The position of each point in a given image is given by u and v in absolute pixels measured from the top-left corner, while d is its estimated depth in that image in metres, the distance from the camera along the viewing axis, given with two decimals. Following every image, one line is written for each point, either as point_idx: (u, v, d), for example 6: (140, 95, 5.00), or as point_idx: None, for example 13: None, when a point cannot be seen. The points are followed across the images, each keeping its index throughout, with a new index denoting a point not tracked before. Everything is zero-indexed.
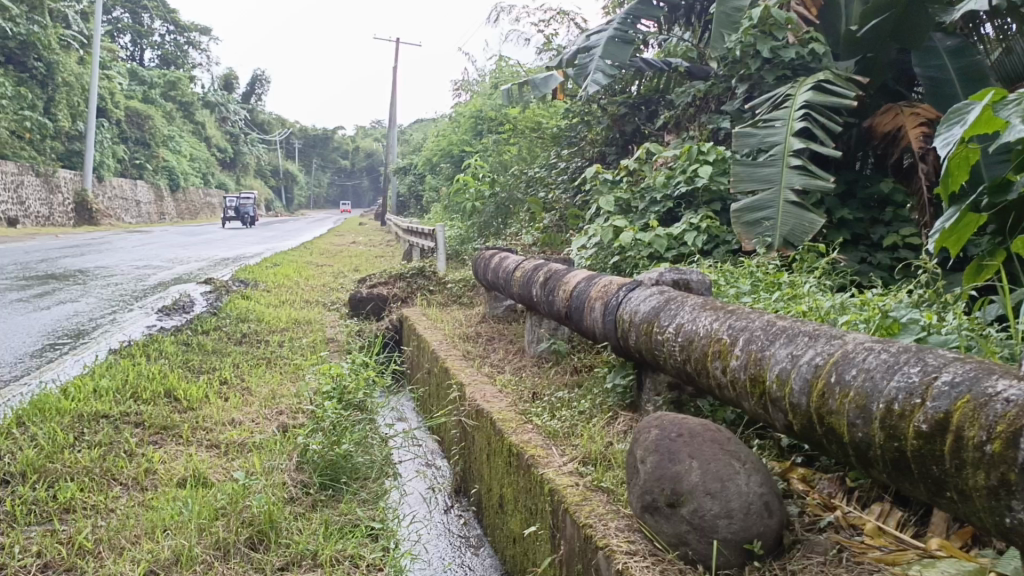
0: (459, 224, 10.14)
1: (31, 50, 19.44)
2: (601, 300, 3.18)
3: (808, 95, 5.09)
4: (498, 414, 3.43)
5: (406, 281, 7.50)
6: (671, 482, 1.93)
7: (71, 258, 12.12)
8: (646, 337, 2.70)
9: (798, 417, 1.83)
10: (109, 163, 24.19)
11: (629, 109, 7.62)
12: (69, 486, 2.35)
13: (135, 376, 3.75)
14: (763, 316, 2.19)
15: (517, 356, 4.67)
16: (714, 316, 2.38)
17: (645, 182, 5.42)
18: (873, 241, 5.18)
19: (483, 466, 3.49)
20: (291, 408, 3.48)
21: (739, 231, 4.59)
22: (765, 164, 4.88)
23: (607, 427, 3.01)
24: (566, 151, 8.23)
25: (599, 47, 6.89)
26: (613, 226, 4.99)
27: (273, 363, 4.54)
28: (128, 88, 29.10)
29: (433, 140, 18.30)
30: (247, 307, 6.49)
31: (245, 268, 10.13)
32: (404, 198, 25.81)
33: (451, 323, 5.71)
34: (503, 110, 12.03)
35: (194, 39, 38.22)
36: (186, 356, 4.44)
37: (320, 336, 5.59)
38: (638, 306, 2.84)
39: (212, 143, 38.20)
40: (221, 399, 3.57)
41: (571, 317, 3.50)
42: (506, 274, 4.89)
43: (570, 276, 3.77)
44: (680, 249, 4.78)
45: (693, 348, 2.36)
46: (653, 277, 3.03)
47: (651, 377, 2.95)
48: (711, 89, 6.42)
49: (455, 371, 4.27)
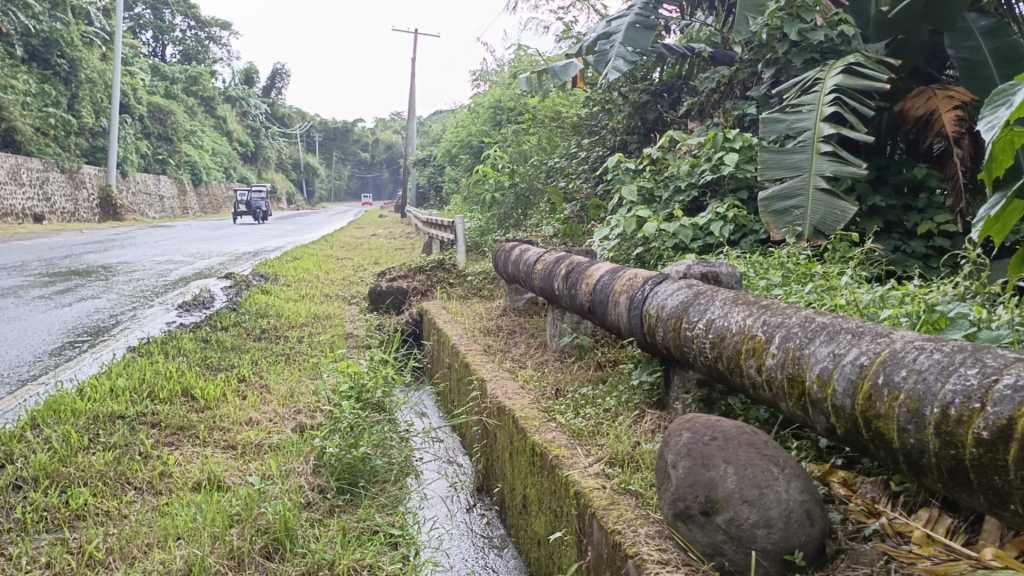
0: (479, 216, 10.05)
1: (55, 47, 19.59)
2: (626, 295, 3.07)
3: (839, 78, 4.92)
4: (520, 411, 3.34)
5: (426, 274, 7.42)
6: (705, 489, 1.82)
7: (95, 254, 12.19)
8: (673, 333, 2.58)
9: (841, 420, 1.72)
10: (133, 158, 24.37)
11: (652, 96, 7.48)
12: (81, 492, 2.30)
13: (152, 375, 3.70)
14: (801, 312, 2.07)
15: (539, 351, 4.58)
16: (746, 311, 2.26)
17: (669, 171, 5.29)
18: (907, 229, 5.02)
19: (506, 465, 3.40)
20: (309, 407, 3.41)
21: (767, 220, 4.46)
22: (794, 151, 4.72)
23: (634, 426, 2.91)
24: (588, 140, 8.10)
25: (621, 32, 6.78)
26: (637, 216, 4.87)
27: (292, 360, 4.48)
28: (150, 84, 29.29)
29: (452, 132, 18.22)
30: (267, 302, 6.45)
31: (266, 262, 10.10)
32: (424, 190, 25.76)
33: (471, 317, 5.62)
34: (522, 99, 11.90)
35: (215, 34, 38.39)
36: (204, 353, 4.40)
37: (340, 331, 5.53)
38: (664, 301, 2.73)
39: (233, 138, 38.38)
40: (238, 398, 3.51)
41: (595, 311, 3.39)
42: (526, 267, 4.79)
43: (593, 269, 3.66)
44: (706, 240, 4.65)
45: (724, 345, 2.24)
46: (679, 270, 2.91)
47: (679, 373, 2.84)
48: (736, 74, 6.27)
49: (476, 366, 4.19)
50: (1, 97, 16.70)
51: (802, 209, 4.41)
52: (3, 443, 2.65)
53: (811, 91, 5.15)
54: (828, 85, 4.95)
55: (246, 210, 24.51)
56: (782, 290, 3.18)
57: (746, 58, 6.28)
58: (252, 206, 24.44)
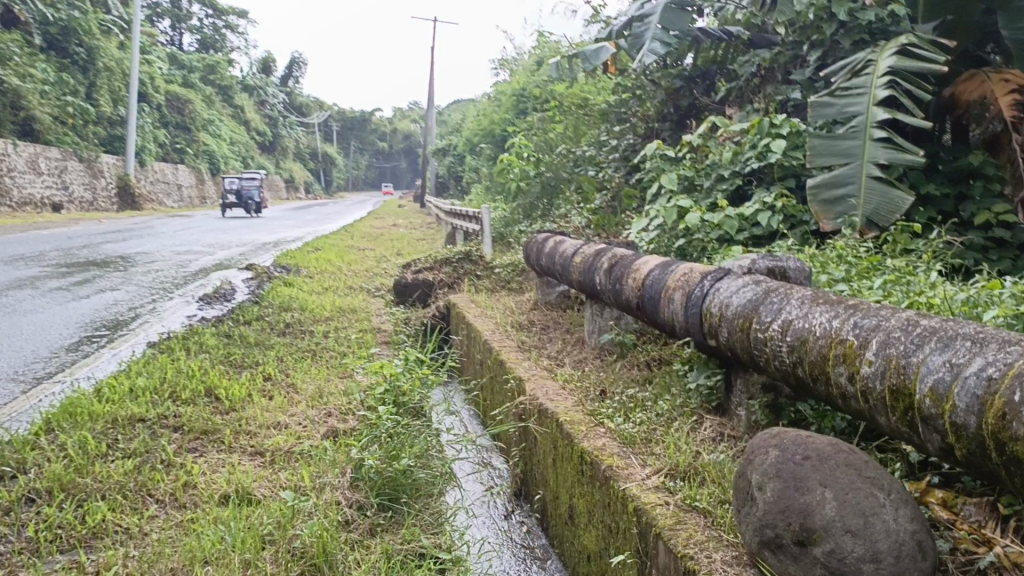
0: (503, 206, 9.83)
1: (73, 36, 19.58)
2: (681, 291, 2.85)
3: (892, 60, 4.56)
4: (564, 414, 3.13)
5: (452, 266, 7.20)
6: (799, 515, 1.61)
7: (113, 243, 12.09)
8: (740, 334, 2.36)
9: (963, 441, 1.49)
10: (151, 148, 24.32)
11: (685, 82, 7.23)
12: (99, 507, 2.16)
13: (174, 374, 3.53)
14: (899, 313, 1.84)
15: (576, 347, 4.37)
16: (830, 311, 2.03)
17: (710, 159, 5.05)
18: (963, 219, 4.66)
19: (548, 471, 3.20)
20: (340, 409, 3.22)
21: (816, 210, 4.15)
22: (845, 137, 4.38)
23: (692, 433, 2.69)
24: (617, 128, 7.86)
25: (656, 14, 6.54)
26: (678, 206, 4.64)
27: (319, 357, 4.30)
28: (168, 72, 29.27)
29: (472, 121, 17.97)
30: (290, 295, 6.27)
31: (287, 253, 9.93)
32: (444, 179, 25.55)
33: (502, 311, 5.41)
34: (547, 87, 11.66)
35: (233, 23, 38.35)
36: (228, 350, 4.22)
37: (367, 325, 5.35)
38: (728, 298, 2.51)
39: (252, 127, 38.34)
40: (265, 399, 3.34)
41: (644, 308, 3.17)
42: (562, 261, 4.58)
43: (639, 263, 3.44)
44: (753, 231, 4.40)
45: (805, 350, 2.03)
46: (743, 264, 2.69)
47: (741, 376, 2.62)
48: (777, 58, 5.99)
49: (512, 364, 3.98)
50: (21, 86, 16.67)
51: (853, 199, 4.10)
52: (15, 451, 2.50)
53: (862, 73, 4.80)
54: (880, 67, 4.60)
55: (236, 202, 21.47)
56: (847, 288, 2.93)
57: (787, 41, 6.01)
58: (245, 199, 21.45)
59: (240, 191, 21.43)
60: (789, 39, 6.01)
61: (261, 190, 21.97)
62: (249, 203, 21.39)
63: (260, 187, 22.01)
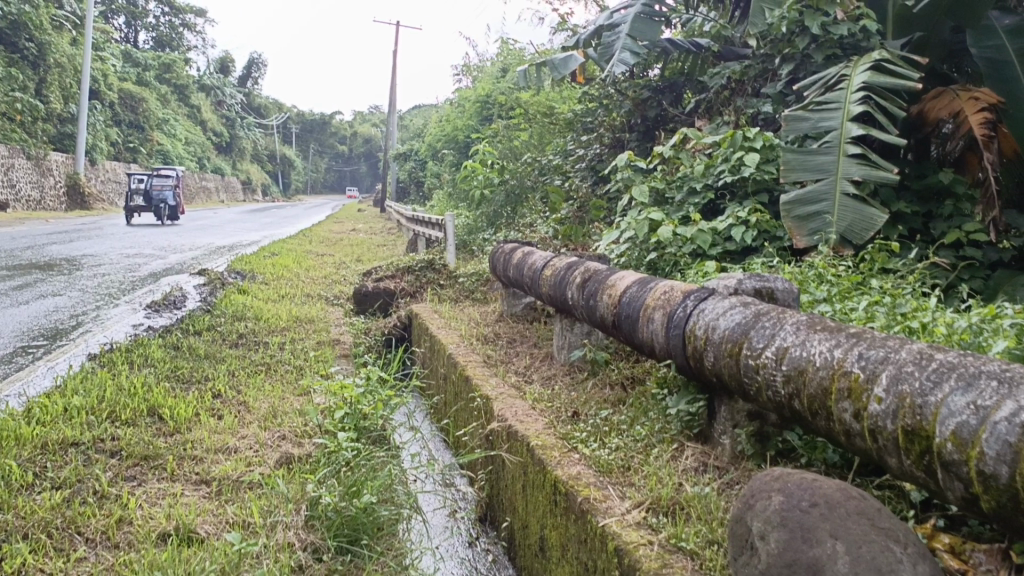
0: (466, 213, 9.63)
1: (23, 31, 18.96)
2: (662, 310, 2.70)
3: (866, 74, 4.44)
4: (535, 437, 2.96)
5: (415, 275, 6.97)
6: (807, 571, 1.45)
7: (60, 245, 11.63)
8: (729, 359, 2.22)
9: (991, 493, 1.35)
10: (103, 146, 23.60)
11: (653, 93, 7.13)
12: (19, 550, 1.94)
13: (114, 390, 3.28)
14: (909, 345, 1.70)
15: (544, 364, 4.19)
16: (830, 340, 1.88)
17: (682, 171, 4.92)
18: (932, 237, 4.49)
19: (517, 498, 3.02)
20: (294, 432, 3.01)
21: (788, 224, 4.00)
22: (819, 152, 4.24)
23: (673, 462, 2.53)
24: (584, 137, 7.73)
25: (627, 23, 6.46)
26: (650, 219, 4.51)
27: (273, 371, 4.06)
28: (121, 70, 28.47)
29: (434, 126, 17.71)
30: (244, 304, 6.00)
31: (242, 258, 9.61)
32: (404, 184, 25.24)
33: (465, 322, 5.22)
34: (512, 94, 11.51)
35: (190, 22, 37.55)
36: (175, 363, 3.96)
37: (325, 336, 5.12)
38: (714, 321, 2.37)
39: (208, 127, 37.58)
40: (214, 419, 3.11)
41: (622, 327, 3.02)
42: (531, 273, 4.41)
43: (615, 278, 3.28)
44: (725, 246, 4.28)
45: (801, 381, 1.89)
46: (729, 283, 2.54)
47: (725, 404, 2.47)
48: (747, 70, 5.89)
49: (478, 382, 3.79)
50: None
51: (827, 215, 3.96)
52: None
53: (835, 88, 4.67)
54: (854, 81, 4.47)
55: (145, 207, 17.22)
56: (833, 311, 2.80)
57: (758, 53, 5.93)
58: (148, 199, 16.90)
59: (149, 191, 17.25)
60: (760, 51, 5.93)
61: (175, 191, 17.73)
62: (161, 206, 17.07)
63: (173, 188, 17.68)
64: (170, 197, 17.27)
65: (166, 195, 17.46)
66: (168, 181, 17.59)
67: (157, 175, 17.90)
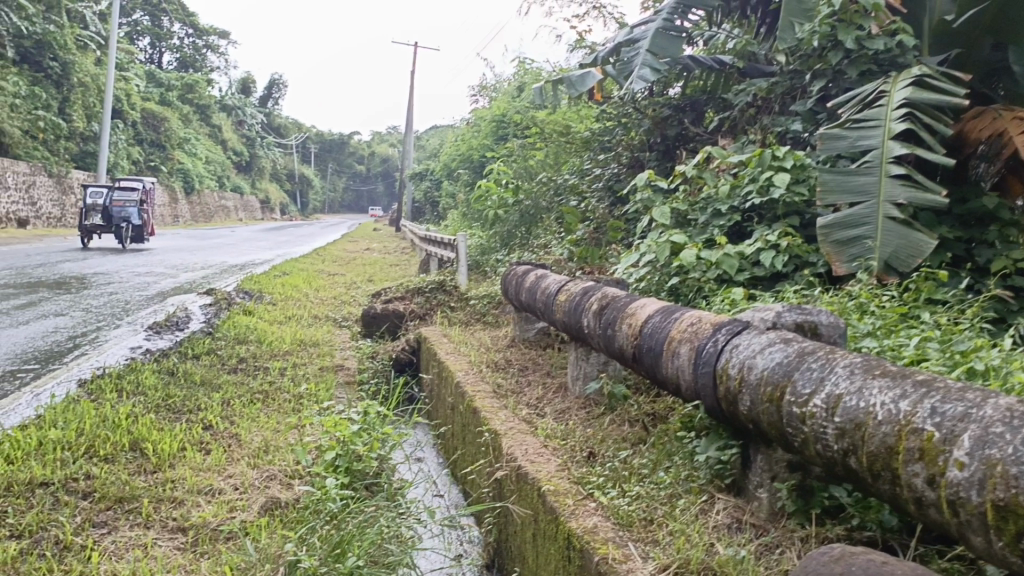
0: (480, 233, 9.40)
1: (47, 50, 19.09)
2: (689, 344, 2.43)
3: (907, 91, 4.18)
4: (546, 482, 2.69)
5: (425, 296, 6.72)
6: None
7: (72, 262, 11.49)
8: (767, 404, 1.95)
9: None
10: (123, 164, 23.66)
11: (673, 111, 6.90)
12: None
13: (94, 422, 3.04)
14: (993, 400, 1.43)
15: (558, 396, 3.92)
16: (893, 388, 1.62)
17: (706, 191, 4.66)
18: (976, 265, 4.20)
19: (526, 547, 2.74)
20: (284, 472, 2.76)
21: (827, 249, 3.77)
22: (859, 173, 3.98)
23: (703, 516, 2.26)
24: (602, 156, 7.48)
25: (648, 39, 6.25)
26: (672, 242, 4.24)
27: (271, 400, 3.82)
28: (144, 89, 28.64)
29: (450, 145, 17.55)
30: (248, 326, 5.76)
31: (252, 277, 9.41)
32: (420, 204, 25.12)
33: (475, 348, 4.96)
34: (528, 112, 11.32)
35: (212, 43, 37.85)
36: (167, 391, 3.73)
37: (329, 362, 4.88)
38: (750, 359, 2.10)
39: (227, 146, 37.75)
40: (199, 456, 2.86)
41: (643, 361, 2.75)
42: (545, 298, 4.14)
43: (636, 306, 3.02)
44: (754, 272, 4.01)
45: (860, 436, 1.62)
46: (767, 315, 2.27)
47: (761, 452, 2.20)
48: (774, 87, 5.66)
49: (487, 415, 3.53)
50: None
51: (869, 241, 3.72)
52: None
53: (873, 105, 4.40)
54: (894, 98, 4.20)
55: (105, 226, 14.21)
56: (886, 348, 2.54)
57: (787, 69, 5.68)
58: (111, 219, 13.96)
59: (106, 208, 14.15)
60: (789, 67, 5.68)
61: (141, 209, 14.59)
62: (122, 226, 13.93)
63: (138, 204, 14.51)
64: (134, 215, 14.29)
65: (128, 213, 14.21)
66: (131, 194, 14.44)
67: (119, 187, 14.50)
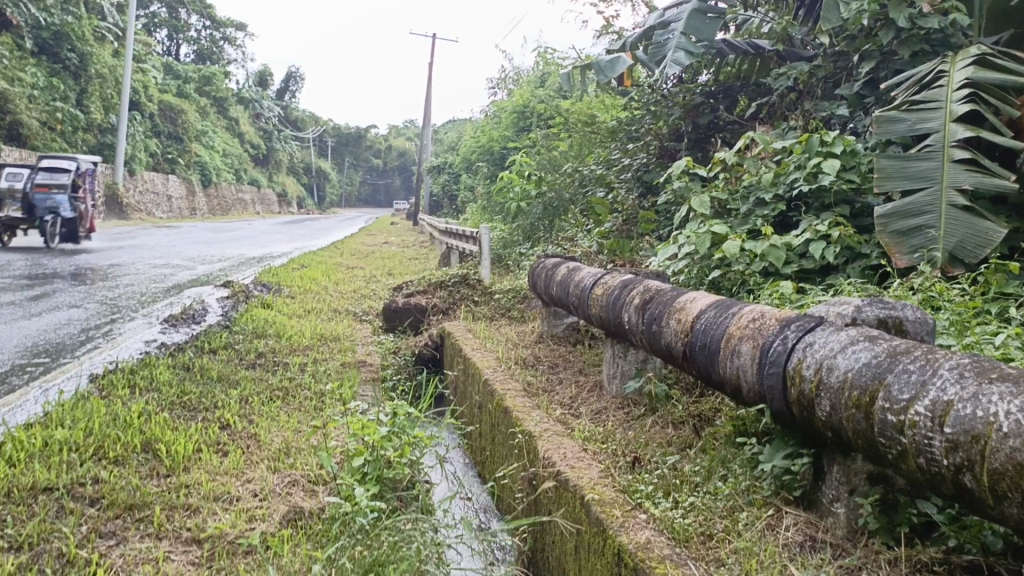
0: (501, 226, 9.18)
1: (65, 41, 19.08)
2: (752, 342, 2.20)
3: (969, 70, 4.03)
4: (590, 489, 2.47)
5: (448, 290, 6.52)
6: None
7: (88, 254, 11.38)
8: (854, 410, 1.73)
9: None
10: (140, 156, 23.65)
11: (705, 99, 6.67)
12: None
13: (104, 421, 2.85)
14: None
15: (594, 395, 3.71)
16: (1020, 395, 1.40)
17: (748, 180, 4.42)
18: None
19: (566, 561, 2.53)
20: (307, 477, 2.56)
21: (887, 241, 3.63)
22: (919, 158, 3.85)
23: (771, 533, 2.03)
24: (630, 145, 7.24)
25: (681, 21, 6.02)
26: (712, 232, 4.01)
27: (291, 398, 3.63)
28: (161, 82, 28.61)
29: (469, 138, 17.31)
30: (267, 320, 5.59)
31: (269, 270, 9.24)
32: (437, 197, 24.90)
33: (502, 344, 4.74)
34: (551, 103, 11.07)
35: (229, 35, 37.79)
36: (182, 387, 3.55)
37: (351, 357, 4.69)
38: (829, 359, 1.87)
39: (245, 139, 37.71)
40: (216, 459, 2.67)
41: (695, 360, 2.52)
42: (579, 292, 3.92)
43: (685, 300, 2.79)
44: (802, 264, 3.77)
45: (979, 451, 1.40)
46: (844, 310, 2.04)
47: (838, 462, 1.97)
48: (815, 72, 5.41)
49: (520, 416, 3.32)
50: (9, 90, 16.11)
51: (932, 230, 3.56)
52: None
53: (930, 86, 4.26)
54: (954, 79, 4.06)
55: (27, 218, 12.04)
56: (978, 353, 2.32)
57: (831, 52, 5.43)
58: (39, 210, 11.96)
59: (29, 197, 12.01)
60: (833, 50, 5.43)
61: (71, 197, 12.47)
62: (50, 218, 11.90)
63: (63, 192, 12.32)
64: (64, 205, 12.18)
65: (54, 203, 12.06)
66: (59, 179, 12.46)
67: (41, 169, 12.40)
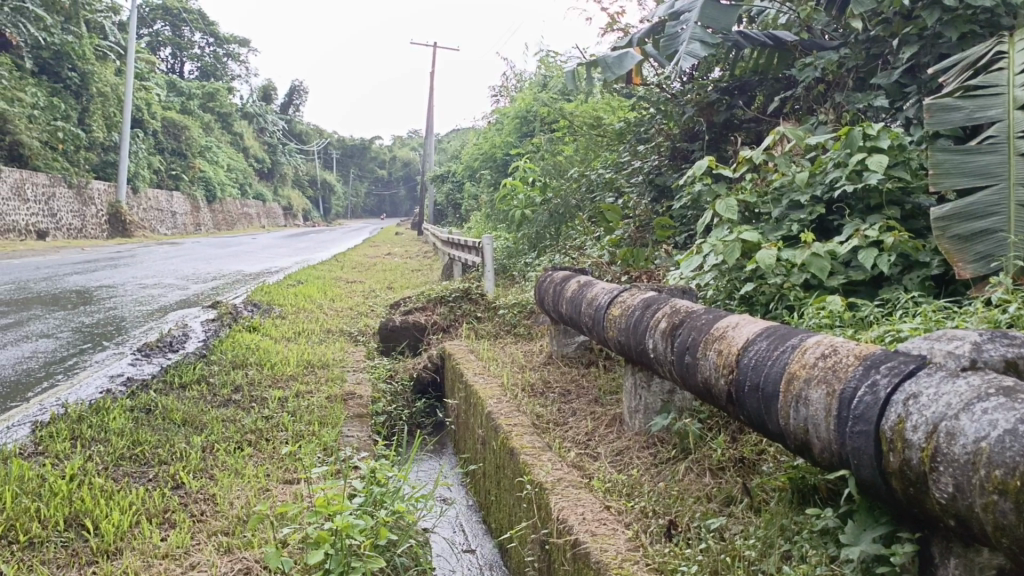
0: (506, 235, 8.69)
1: (66, 61, 18.68)
2: (827, 386, 1.69)
3: None
4: (615, 569, 1.96)
5: (448, 306, 6.01)
6: None
7: (79, 275, 10.92)
8: (997, 496, 1.22)
9: None
10: (145, 174, 23.23)
11: (722, 95, 6.16)
12: None
13: (25, 491, 2.38)
14: None
15: (613, 430, 3.20)
16: None
17: (779, 179, 3.91)
18: None
19: None
20: (263, 562, 2.08)
21: (946, 247, 3.07)
22: (979, 151, 3.34)
23: None
24: (640, 147, 6.75)
25: (695, 9, 5.51)
26: (742, 239, 3.49)
27: (263, 444, 3.13)
28: (166, 99, 28.37)
29: (473, 146, 16.87)
30: (249, 346, 5.10)
31: (263, 288, 8.76)
32: (442, 206, 24.47)
33: (507, 367, 4.24)
34: (554, 105, 10.60)
35: (232, 51, 37.56)
36: (138, 436, 3.07)
37: (338, 387, 4.20)
38: (947, 419, 1.36)
39: (250, 154, 37.41)
40: (155, 535, 2.19)
41: (744, 404, 2.02)
42: (592, 312, 3.41)
43: (726, 327, 2.28)
44: (848, 275, 3.25)
45: None
46: (956, 349, 1.54)
47: (958, 556, 1.46)
48: (845, 60, 4.91)
49: (527, 462, 2.81)
50: (9, 111, 15.76)
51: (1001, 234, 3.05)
52: None
53: (984, 70, 3.76)
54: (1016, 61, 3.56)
55: None
56: None
57: (863, 38, 4.93)
58: None
59: None
60: (864, 36, 4.93)
61: None
62: None
63: None
64: None
65: None
66: None
67: None
